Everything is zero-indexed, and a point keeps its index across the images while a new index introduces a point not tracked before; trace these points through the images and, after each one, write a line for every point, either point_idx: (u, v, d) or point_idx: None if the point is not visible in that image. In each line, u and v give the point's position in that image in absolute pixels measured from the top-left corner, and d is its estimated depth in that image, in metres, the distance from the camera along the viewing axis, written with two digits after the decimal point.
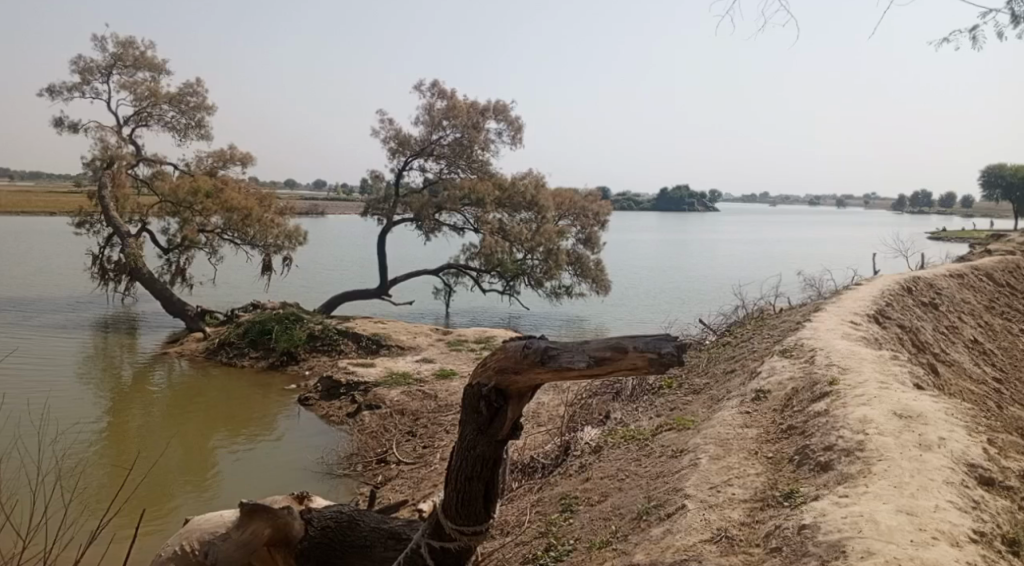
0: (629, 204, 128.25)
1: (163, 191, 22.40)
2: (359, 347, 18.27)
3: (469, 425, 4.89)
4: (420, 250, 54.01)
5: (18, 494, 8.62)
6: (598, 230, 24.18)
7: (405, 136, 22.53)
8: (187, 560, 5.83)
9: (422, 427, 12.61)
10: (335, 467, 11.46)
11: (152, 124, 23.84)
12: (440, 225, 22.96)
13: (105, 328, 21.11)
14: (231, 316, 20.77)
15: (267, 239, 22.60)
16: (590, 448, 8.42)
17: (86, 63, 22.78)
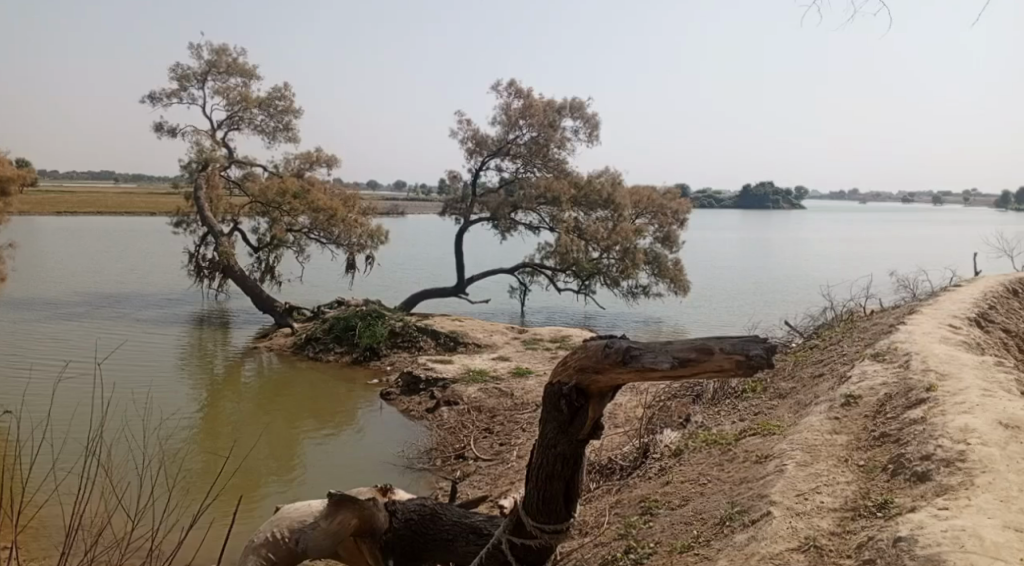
0: (709, 203, 125.62)
1: (254, 192, 23.38)
2: (438, 344, 18.59)
3: (551, 423, 4.88)
4: (496, 249, 54.44)
5: (127, 478, 9.21)
6: (677, 228, 23.80)
7: (482, 136, 22.76)
8: (280, 546, 6.06)
9: (499, 425, 12.71)
10: (415, 462, 11.69)
11: (244, 128, 24.86)
12: (517, 224, 23.05)
13: (200, 323, 22.19)
14: (317, 312, 21.47)
15: (351, 238, 23.23)
16: (670, 452, 8.31)
17: (183, 71, 23.97)
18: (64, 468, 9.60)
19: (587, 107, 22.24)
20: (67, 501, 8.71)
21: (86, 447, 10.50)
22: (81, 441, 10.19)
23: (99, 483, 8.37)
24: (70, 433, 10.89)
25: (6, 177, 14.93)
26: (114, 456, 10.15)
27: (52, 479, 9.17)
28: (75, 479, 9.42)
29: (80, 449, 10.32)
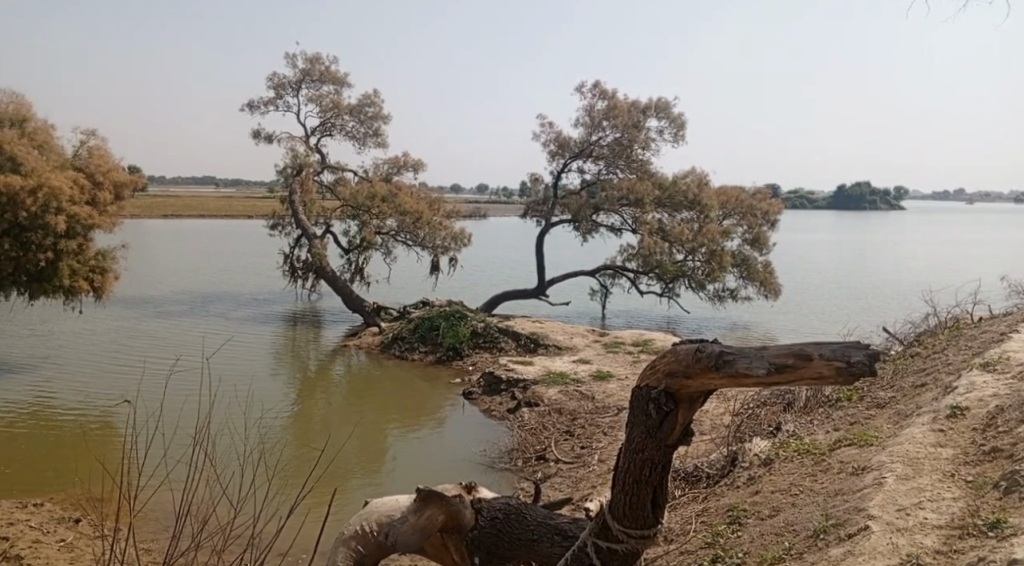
0: (800, 204, 121.57)
1: (344, 195, 24.15)
2: (519, 345, 18.70)
3: (638, 427, 4.81)
4: (578, 251, 54.41)
5: (230, 468, 9.69)
6: (767, 229, 23.10)
7: (565, 137, 22.73)
8: (369, 540, 6.27)
9: (580, 427, 12.66)
10: (497, 461, 11.78)
11: (336, 134, 25.69)
12: (598, 225, 22.93)
13: (293, 321, 23.05)
14: (403, 312, 21.96)
15: (435, 241, 23.60)
16: (760, 460, 8.07)
17: (279, 80, 24.97)
18: (173, 457, 10.18)
19: (672, 106, 21.91)
20: (176, 488, 9.23)
21: (193, 439, 11.10)
22: (189, 433, 10.77)
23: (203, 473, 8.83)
24: (179, 424, 11.55)
25: (119, 183, 15.92)
26: (219, 448, 10.69)
27: (163, 468, 9.74)
28: (183, 469, 9.96)
29: (187, 440, 10.91)
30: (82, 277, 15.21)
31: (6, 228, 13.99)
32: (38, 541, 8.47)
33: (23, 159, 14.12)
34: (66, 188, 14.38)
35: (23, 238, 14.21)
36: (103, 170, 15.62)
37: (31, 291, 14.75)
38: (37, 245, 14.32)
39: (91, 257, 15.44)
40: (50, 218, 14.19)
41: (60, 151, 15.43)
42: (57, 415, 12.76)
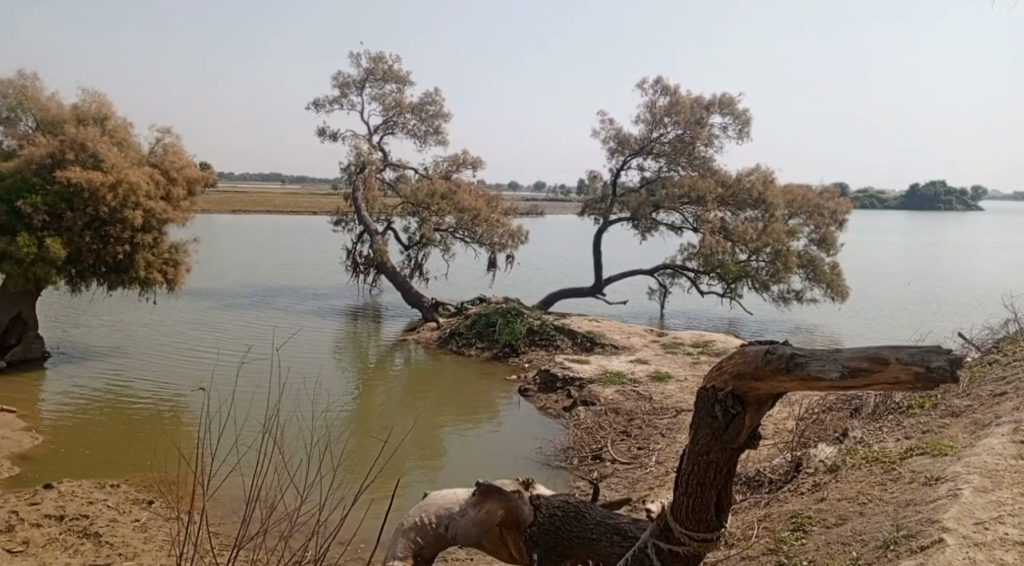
0: (869, 204, 117.67)
1: (405, 193, 24.47)
2: (575, 344, 18.63)
3: (703, 429, 4.73)
4: (637, 250, 53.84)
5: (298, 456, 9.96)
6: (834, 229, 22.46)
7: (626, 135, 22.53)
8: (427, 531, 6.35)
9: (637, 428, 12.54)
10: (553, 459, 11.76)
11: (398, 132, 26.04)
12: (658, 224, 22.65)
13: (354, 315, 23.48)
14: (461, 308, 22.13)
15: (493, 238, 23.69)
16: (826, 467, 7.84)
17: (344, 79, 25.46)
18: (243, 445, 10.48)
19: (737, 103, 21.48)
20: (245, 474, 9.51)
21: (263, 427, 11.42)
22: (259, 421, 11.08)
23: (274, 461, 9.09)
24: (249, 412, 11.90)
25: (191, 179, 16.49)
26: (287, 436, 10.97)
27: (234, 455, 10.05)
28: (253, 456, 10.24)
29: (256, 428, 11.24)
30: (156, 268, 15.78)
31: (87, 221, 14.66)
32: (114, 520, 8.83)
33: (104, 155, 14.76)
34: (143, 183, 14.96)
35: (103, 231, 14.86)
36: (177, 166, 16.19)
37: (109, 282, 15.42)
38: (115, 238, 14.97)
39: (164, 250, 16.02)
40: (128, 212, 14.81)
41: (137, 148, 16.04)
42: (133, 400, 13.31)
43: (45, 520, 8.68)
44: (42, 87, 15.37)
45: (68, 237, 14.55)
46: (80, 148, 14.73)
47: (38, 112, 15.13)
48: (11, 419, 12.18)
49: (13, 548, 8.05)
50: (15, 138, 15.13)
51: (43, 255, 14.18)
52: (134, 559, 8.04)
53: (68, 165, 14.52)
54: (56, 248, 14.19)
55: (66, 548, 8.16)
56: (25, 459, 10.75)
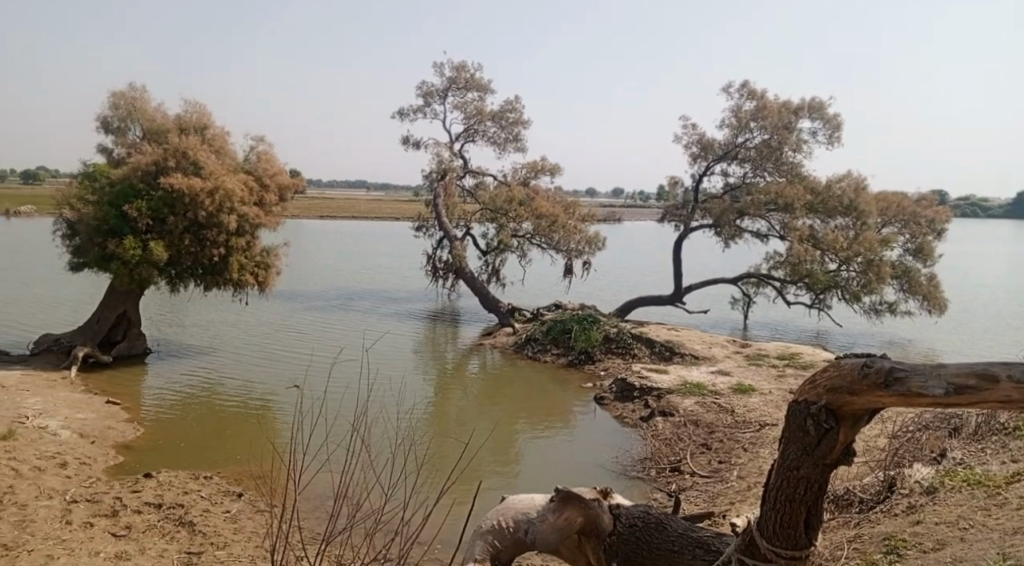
0: (969, 211, 111.50)
1: (484, 199, 24.73)
2: (653, 353, 18.37)
3: (794, 444, 4.58)
4: (717, 257, 52.70)
5: (382, 455, 10.20)
6: (932, 238, 21.41)
7: (709, 140, 22.10)
8: (506, 535, 6.37)
9: (718, 441, 12.24)
10: (630, 469, 11.61)
11: (478, 139, 26.33)
12: (742, 231, 22.06)
13: (433, 319, 23.85)
14: (538, 314, 22.15)
15: (570, 244, 23.63)
16: (922, 489, 7.45)
17: (428, 88, 25.94)
18: (330, 443, 10.80)
19: (828, 107, 20.76)
20: (333, 471, 9.80)
21: (351, 427, 11.74)
22: (347, 420, 11.40)
23: (361, 459, 9.35)
24: (337, 412, 12.26)
25: (282, 185, 17.12)
26: (372, 435, 11.24)
27: (323, 452, 10.37)
28: (339, 454, 10.55)
29: (342, 427, 11.57)
30: (249, 271, 16.43)
31: (186, 225, 15.44)
32: (207, 511, 9.23)
33: (204, 162, 15.49)
34: (238, 190, 15.62)
35: (201, 235, 15.60)
36: (269, 173, 16.84)
37: (205, 283, 16.15)
38: (212, 242, 15.68)
39: (256, 253, 16.65)
40: (224, 217, 15.49)
41: (233, 155, 16.75)
42: (226, 397, 13.90)
43: (145, 507, 9.16)
44: (149, 98, 16.28)
45: (169, 240, 15.39)
46: (182, 156, 15.52)
47: (145, 122, 16.05)
48: (116, 411, 12.92)
49: (116, 532, 8.54)
50: (123, 146, 16.07)
51: (147, 257, 15.05)
52: (225, 548, 8.40)
53: (170, 172, 15.32)
54: (158, 250, 15.03)
55: (164, 535, 8.58)
56: (128, 449, 11.38)
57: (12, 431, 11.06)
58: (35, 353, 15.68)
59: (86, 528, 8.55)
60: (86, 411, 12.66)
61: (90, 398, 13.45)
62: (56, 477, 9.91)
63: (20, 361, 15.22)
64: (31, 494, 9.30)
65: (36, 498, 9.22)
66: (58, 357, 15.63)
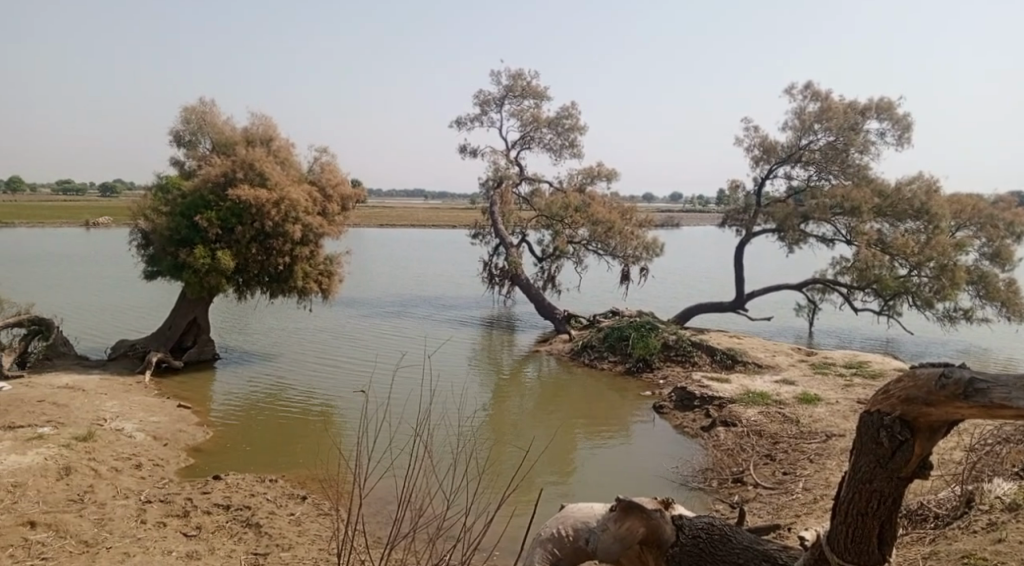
0: None
1: (540, 206, 24.76)
2: (714, 360, 18.04)
3: (867, 456, 4.43)
4: (778, 262, 51.51)
5: (444, 461, 10.29)
6: (1010, 242, 20.46)
7: (771, 143, 21.65)
8: (565, 544, 6.36)
9: (783, 452, 11.93)
10: (691, 480, 11.43)
11: (535, 146, 26.39)
12: (807, 236, 21.46)
13: (490, 326, 23.95)
14: (595, 321, 22.04)
15: (627, 250, 23.44)
16: (1004, 505, 7.11)
17: (485, 97, 26.17)
18: (394, 448, 10.96)
19: (897, 106, 20.11)
20: (397, 476, 9.94)
21: (414, 433, 11.90)
22: (410, 426, 11.56)
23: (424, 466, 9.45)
24: (400, 417, 12.44)
25: (345, 195, 17.48)
26: (435, 442, 11.37)
27: (387, 457, 10.54)
28: (403, 459, 10.69)
29: (405, 433, 11.73)
30: (313, 278, 16.82)
31: (253, 235, 15.89)
32: (272, 513, 9.45)
33: (270, 174, 15.96)
34: (303, 200, 16.02)
35: (267, 244, 16.03)
36: (332, 183, 17.21)
37: (271, 291, 16.60)
38: (277, 251, 16.11)
39: (320, 261, 17.02)
40: (289, 227, 15.89)
41: (297, 166, 17.17)
42: (291, 402, 14.24)
43: (214, 508, 9.44)
44: (219, 112, 16.84)
45: (237, 249, 15.87)
46: (249, 168, 16.01)
47: (215, 135, 16.65)
48: (186, 414, 13.38)
49: (187, 532, 8.82)
50: (194, 158, 16.68)
51: (216, 265, 15.56)
52: (290, 550, 8.59)
53: (238, 183, 15.82)
54: (226, 259, 15.53)
55: (232, 536, 8.84)
56: (198, 451, 11.76)
57: (91, 433, 11.55)
58: (112, 358, 16.35)
59: (159, 528, 8.86)
60: (159, 414, 13.15)
61: (163, 402, 13.96)
62: (131, 477, 10.30)
63: (98, 366, 15.92)
64: (109, 494, 9.69)
65: (113, 497, 9.61)
66: (133, 362, 16.27)
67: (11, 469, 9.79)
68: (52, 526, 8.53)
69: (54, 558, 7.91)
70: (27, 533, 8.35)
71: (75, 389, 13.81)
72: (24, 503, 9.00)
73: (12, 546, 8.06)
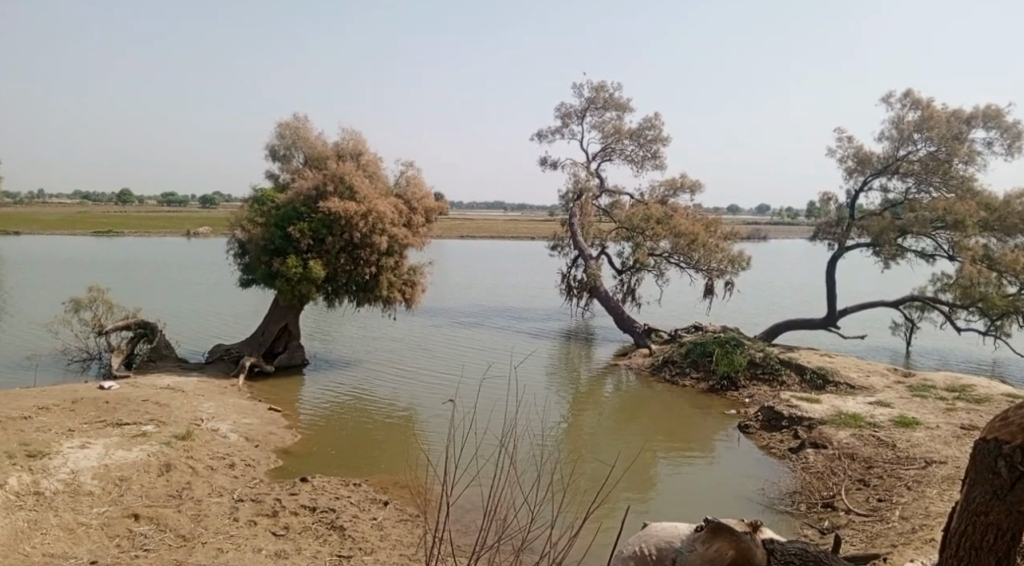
0: None
1: (621, 218, 24.54)
2: (803, 380, 17.39)
3: (979, 486, 4.18)
4: (873, 279, 49.18)
5: (529, 473, 10.34)
6: None
7: (866, 153, 20.79)
8: (647, 562, 6.18)
9: (877, 478, 11.35)
10: (777, 503, 11.05)
11: (616, 158, 26.20)
12: (905, 250, 20.46)
13: (567, 338, 23.82)
14: (676, 336, 21.64)
15: (711, 264, 22.98)
16: None
17: (567, 109, 26.17)
18: (481, 457, 11.08)
19: (1007, 113, 18.96)
20: (482, 485, 10.02)
21: (499, 443, 11.97)
22: (496, 436, 11.64)
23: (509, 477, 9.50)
24: (485, 428, 12.54)
25: (429, 208, 17.79)
26: (520, 453, 11.43)
27: (473, 466, 10.66)
28: (490, 469, 10.81)
29: (492, 443, 11.84)
30: (397, 288, 17.16)
31: (342, 245, 16.39)
32: (356, 516, 9.64)
33: (359, 188, 16.39)
34: (389, 212, 16.39)
35: (355, 254, 16.49)
36: (417, 197, 17.56)
37: (358, 299, 17.02)
38: (364, 261, 16.54)
39: (404, 271, 17.33)
40: (377, 238, 16.30)
41: (385, 180, 17.59)
42: (375, 408, 14.54)
43: (301, 509, 9.70)
44: (312, 127, 17.47)
45: (327, 258, 16.39)
46: (340, 181, 16.51)
47: (308, 149, 17.26)
48: (276, 417, 13.85)
49: (276, 531, 9.10)
50: (289, 171, 17.35)
51: (307, 274, 16.11)
52: (372, 554, 8.75)
53: (329, 196, 16.35)
54: (317, 268, 16.05)
55: (317, 537, 9.05)
56: (287, 454, 12.13)
57: (189, 431, 12.10)
58: (209, 361, 17.10)
59: (250, 526, 9.17)
60: (251, 416, 13.65)
61: (255, 404, 14.49)
62: (225, 476, 10.72)
63: (197, 368, 16.71)
64: (204, 491, 10.11)
65: (208, 495, 10.01)
66: (228, 365, 16.98)
67: (117, 463, 10.36)
68: (153, 519, 8.98)
69: (155, 550, 8.33)
70: (131, 525, 8.82)
71: (175, 389, 14.53)
72: (130, 496, 9.52)
73: (119, 536, 8.54)
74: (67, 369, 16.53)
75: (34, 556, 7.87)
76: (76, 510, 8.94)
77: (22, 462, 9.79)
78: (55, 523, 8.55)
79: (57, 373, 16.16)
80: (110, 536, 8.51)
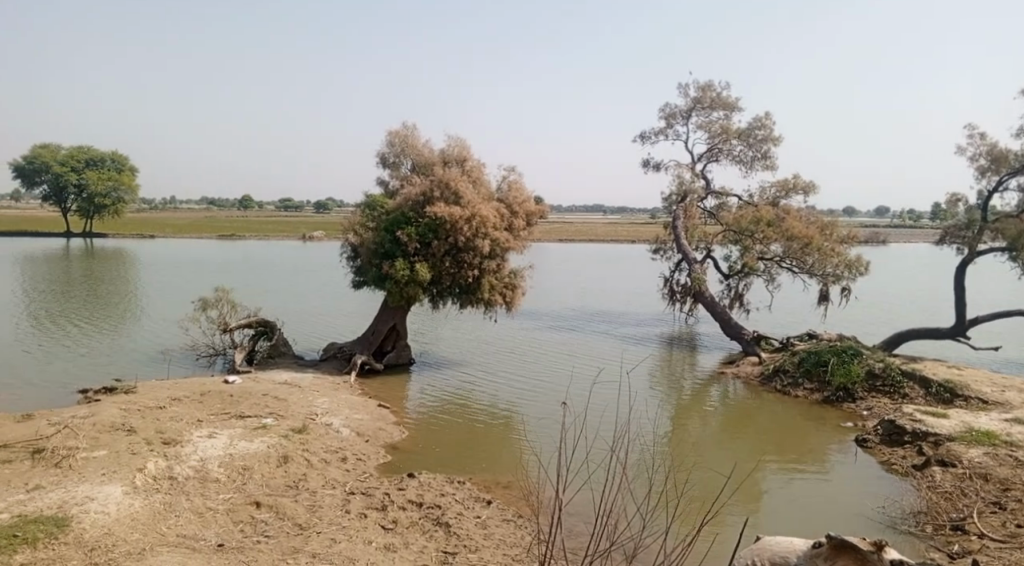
0: None
1: (727, 221, 23.82)
2: (928, 394, 16.31)
3: None
4: (1010, 286, 45.41)
5: (644, 481, 10.29)
6: None
7: (1001, 150, 19.28)
8: None
9: (1015, 500, 10.46)
10: (901, 523, 10.42)
11: (723, 159, 25.46)
12: None
13: (671, 344, 23.36)
14: (787, 344, 20.81)
15: (826, 268, 21.97)
16: None
17: (671, 110, 25.64)
18: (593, 463, 11.08)
19: None
20: (592, 490, 10.02)
21: (610, 449, 11.93)
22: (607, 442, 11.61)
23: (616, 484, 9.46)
24: (595, 433, 12.51)
25: (531, 212, 17.87)
26: (632, 461, 11.37)
27: (583, 471, 10.68)
28: (601, 475, 10.79)
29: (604, 448, 11.82)
30: (499, 292, 17.32)
31: (447, 249, 16.70)
32: (461, 514, 9.77)
33: (464, 193, 16.64)
34: (492, 216, 16.58)
35: (460, 257, 16.76)
36: (519, 201, 17.65)
37: (462, 302, 17.30)
38: (468, 264, 16.80)
39: (506, 275, 17.48)
40: (480, 241, 16.54)
41: (488, 185, 17.78)
42: (480, 409, 14.74)
43: (408, 504, 9.92)
44: (420, 135, 17.95)
45: (433, 261, 16.73)
46: (445, 187, 16.81)
47: (416, 157, 17.72)
48: (385, 414, 14.26)
49: (385, 525, 9.34)
50: (397, 177, 17.86)
51: (414, 277, 16.48)
52: (477, 552, 8.84)
53: (435, 201, 16.67)
54: (423, 271, 16.41)
55: (424, 533, 9.24)
56: (394, 450, 12.46)
57: (305, 426, 12.62)
58: (324, 359, 17.83)
59: (361, 518, 9.46)
60: (362, 412, 14.11)
61: (365, 401, 14.96)
62: (338, 469, 11.12)
63: (312, 365, 17.45)
64: (319, 483, 10.52)
65: (322, 486, 10.42)
66: (341, 363, 17.63)
67: (241, 453, 10.94)
68: (273, 507, 9.42)
69: (274, 536, 8.74)
70: (253, 512, 9.28)
71: (292, 385, 15.22)
72: (252, 485, 10.04)
73: (242, 522, 9.00)
74: (195, 363, 17.60)
75: (169, 536, 8.42)
76: (205, 495, 9.51)
77: (158, 448, 10.51)
78: (187, 506, 9.12)
79: (186, 367, 17.24)
80: (235, 521, 9.00)
